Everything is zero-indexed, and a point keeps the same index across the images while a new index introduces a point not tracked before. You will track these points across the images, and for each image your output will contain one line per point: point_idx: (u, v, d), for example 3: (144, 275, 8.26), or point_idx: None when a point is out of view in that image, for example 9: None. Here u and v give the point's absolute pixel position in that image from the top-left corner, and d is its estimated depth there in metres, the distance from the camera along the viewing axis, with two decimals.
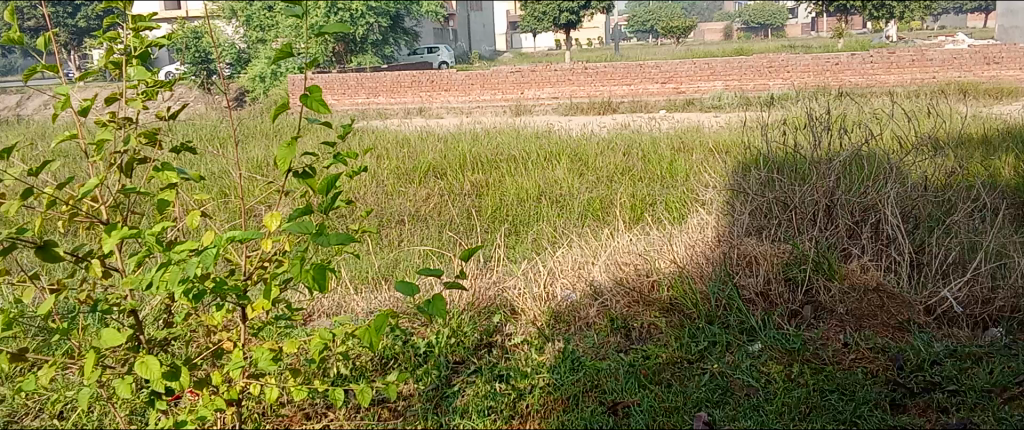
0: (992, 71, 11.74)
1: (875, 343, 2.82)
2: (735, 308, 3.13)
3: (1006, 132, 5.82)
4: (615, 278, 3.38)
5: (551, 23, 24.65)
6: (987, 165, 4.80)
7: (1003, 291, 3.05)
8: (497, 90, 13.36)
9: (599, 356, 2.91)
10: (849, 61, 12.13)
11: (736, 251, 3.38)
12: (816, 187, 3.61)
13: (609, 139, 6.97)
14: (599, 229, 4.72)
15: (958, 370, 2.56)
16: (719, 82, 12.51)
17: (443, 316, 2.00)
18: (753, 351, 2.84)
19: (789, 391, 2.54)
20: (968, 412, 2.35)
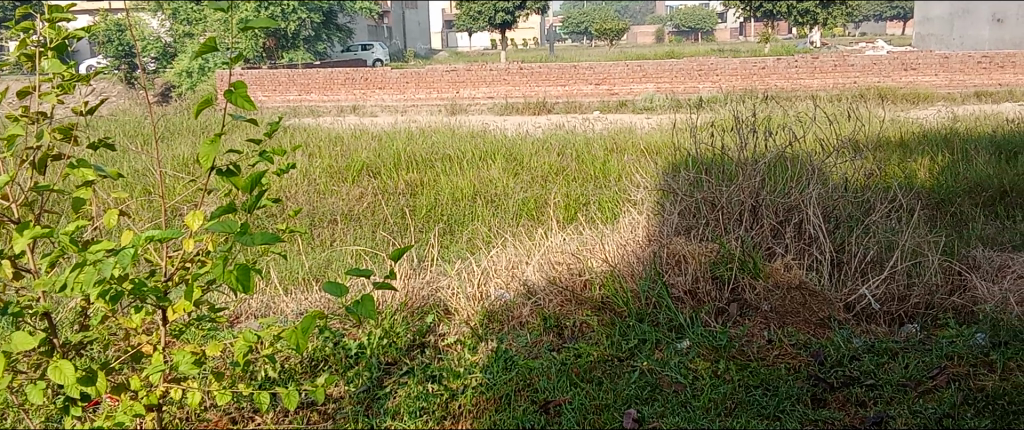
0: (910, 77, 12.20)
1: (797, 339, 2.91)
2: (664, 307, 3.19)
3: (921, 135, 6.08)
4: (547, 278, 3.40)
5: (485, 23, 24.61)
6: (904, 167, 5.00)
7: (917, 289, 3.18)
8: (432, 89, 13.23)
9: (531, 355, 2.92)
10: (775, 65, 12.67)
11: (666, 250, 3.45)
12: (742, 188, 3.70)
13: (544, 139, 7.01)
14: (533, 229, 4.74)
15: (875, 365, 2.66)
16: (651, 84, 12.73)
17: (372, 317, 2.02)
18: (681, 349, 2.90)
19: (715, 387, 2.60)
20: (884, 405, 2.44)
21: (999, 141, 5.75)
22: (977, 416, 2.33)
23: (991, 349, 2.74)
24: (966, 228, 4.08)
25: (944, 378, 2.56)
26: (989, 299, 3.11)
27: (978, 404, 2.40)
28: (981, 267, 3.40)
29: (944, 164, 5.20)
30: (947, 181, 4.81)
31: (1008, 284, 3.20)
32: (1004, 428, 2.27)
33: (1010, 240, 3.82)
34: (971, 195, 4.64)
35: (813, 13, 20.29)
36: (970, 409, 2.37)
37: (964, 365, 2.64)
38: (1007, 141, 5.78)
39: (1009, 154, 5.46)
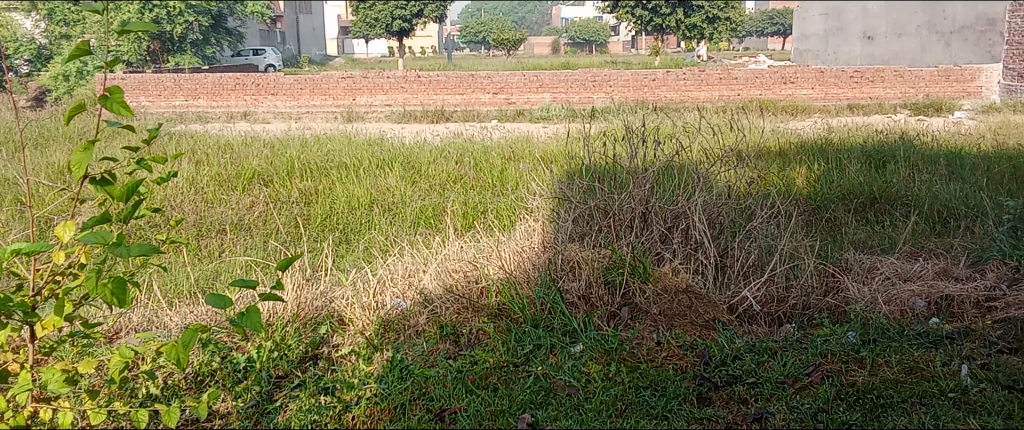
0: (789, 89, 12.91)
1: (684, 341, 3.01)
2: (558, 312, 3.25)
3: (799, 145, 6.44)
4: (444, 286, 3.40)
5: (383, 30, 24.38)
6: (784, 176, 5.29)
7: (795, 290, 3.35)
8: (328, 96, 12.99)
9: (427, 363, 2.91)
10: (665, 77, 12.90)
11: (561, 256, 3.52)
12: (633, 195, 3.82)
13: (442, 147, 7.01)
14: (430, 237, 4.73)
15: (756, 364, 2.79)
16: (548, 94, 12.93)
17: (257, 328, 2.14)
18: (575, 353, 2.95)
19: (606, 389, 2.66)
20: (764, 402, 2.55)
21: (870, 150, 6.15)
22: (848, 410, 2.47)
23: (861, 346, 2.92)
24: (840, 232, 4.33)
25: (818, 375, 2.71)
26: (859, 299, 3.30)
27: (849, 399, 2.54)
28: (852, 269, 3.61)
29: (820, 172, 5.53)
30: (823, 188, 5.10)
31: (876, 284, 3.42)
32: (873, 419, 2.42)
33: (879, 244, 4.09)
34: (845, 201, 4.93)
35: (700, 28, 21.38)
36: (842, 404, 2.51)
37: (836, 362, 2.80)
38: (876, 150, 6.19)
39: (878, 163, 5.84)
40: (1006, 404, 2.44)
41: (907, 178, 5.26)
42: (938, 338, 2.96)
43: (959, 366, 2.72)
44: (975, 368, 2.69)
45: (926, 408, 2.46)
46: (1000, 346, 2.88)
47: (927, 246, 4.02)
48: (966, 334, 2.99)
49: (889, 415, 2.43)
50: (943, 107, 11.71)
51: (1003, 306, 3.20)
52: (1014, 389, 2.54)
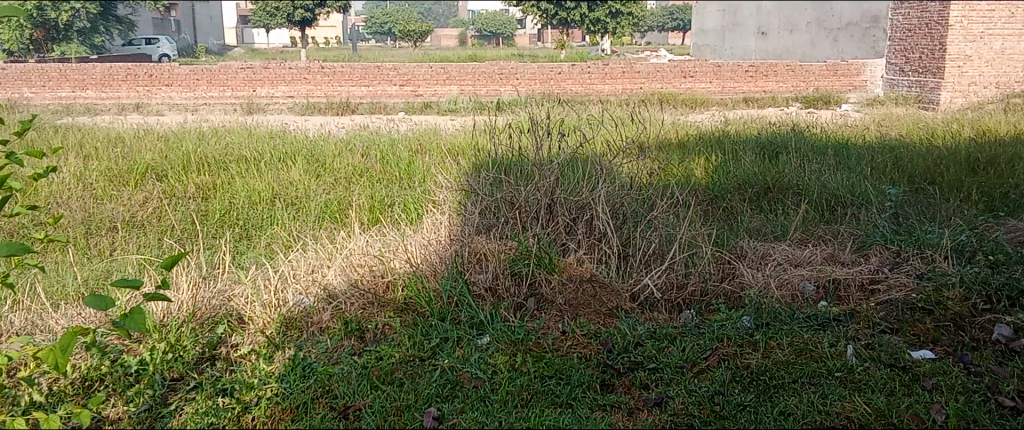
0: (688, 83, 13.31)
1: (588, 329, 3.06)
2: (465, 304, 3.25)
3: (698, 137, 6.65)
4: (349, 281, 3.36)
5: (284, 20, 23.73)
6: (684, 168, 5.45)
7: (693, 277, 3.46)
8: (226, 87, 12.55)
9: (331, 360, 2.85)
10: (570, 70, 13.01)
11: (467, 248, 3.53)
12: (538, 187, 3.87)
13: (347, 140, 6.88)
14: (334, 232, 4.64)
15: (657, 350, 2.86)
16: (455, 86, 12.88)
17: (139, 330, 2.12)
18: (481, 345, 2.96)
19: (512, 379, 2.68)
20: (664, 387, 2.63)
21: (764, 142, 6.39)
22: (743, 392, 2.57)
23: (755, 330, 3.03)
24: (737, 221, 4.48)
25: (715, 359, 2.80)
26: (753, 284, 3.43)
27: (744, 381, 2.64)
28: (747, 257, 3.76)
29: (718, 163, 5.71)
30: (721, 179, 5.28)
31: (769, 270, 3.57)
32: (766, 400, 2.52)
33: (772, 231, 4.26)
34: (741, 191, 5.12)
35: (603, 23, 21.78)
36: (738, 386, 2.60)
37: (732, 345, 2.90)
38: (770, 142, 6.44)
39: (772, 154, 6.08)
40: (887, 381, 2.58)
41: (798, 168, 5.49)
42: (826, 320, 3.11)
43: (845, 347, 2.86)
44: (859, 348, 2.83)
45: (815, 387, 2.58)
46: (883, 327, 3.05)
47: (817, 233, 4.22)
48: (852, 316, 3.15)
49: (781, 395, 2.54)
50: (831, 100, 12.37)
51: (886, 288, 3.38)
52: (895, 366, 2.69)
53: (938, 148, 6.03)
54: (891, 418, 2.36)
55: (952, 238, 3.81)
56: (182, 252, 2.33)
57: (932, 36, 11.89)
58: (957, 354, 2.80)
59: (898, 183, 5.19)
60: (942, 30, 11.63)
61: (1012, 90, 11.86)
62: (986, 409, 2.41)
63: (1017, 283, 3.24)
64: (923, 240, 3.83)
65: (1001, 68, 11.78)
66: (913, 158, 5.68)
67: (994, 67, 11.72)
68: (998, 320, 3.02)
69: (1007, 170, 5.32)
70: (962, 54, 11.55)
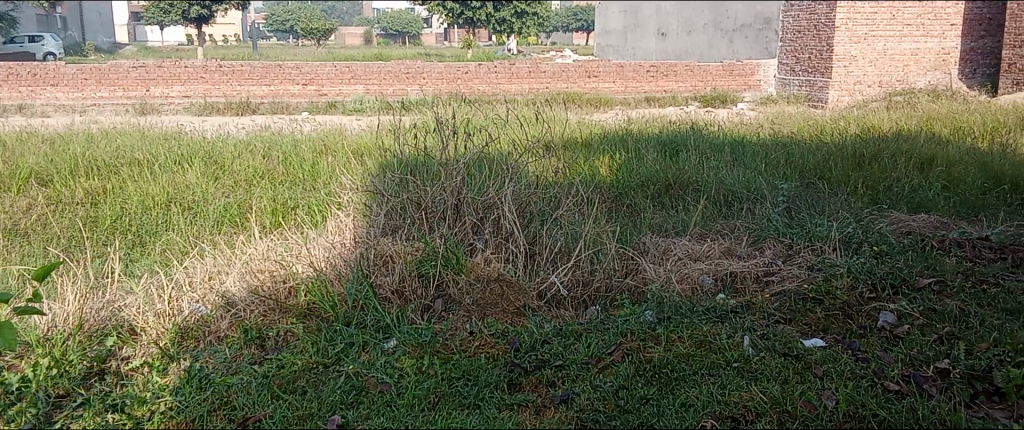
0: (593, 83, 13.51)
1: (496, 329, 3.05)
2: (370, 308, 3.19)
3: (603, 135, 6.77)
4: (249, 288, 3.26)
5: (179, 16, 22.80)
6: (589, 167, 5.54)
7: (599, 273, 3.52)
8: (117, 87, 11.92)
9: (230, 370, 2.75)
10: (477, 70, 13.07)
11: (373, 251, 3.49)
12: (444, 188, 3.85)
13: (247, 141, 6.67)
14: (233, 237, 4.48)
15: (563, 347, 2.89)
16: (360, 86, 12.68)
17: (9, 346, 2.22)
18: (387, 349, 2.91)
19: (419, 382, 2.65)
20: (570, 383, 2.65)
21: (664, 140, 6.57)
22: (646, 385, 2.62)
23: (658, 324, 3.10)
24: (640, 217, 4.58)
25: (619, 353, 2.85)
26: (655, 279, 3.52)
27: (647, 374, 2.69)
28: (649, 253, 3.85)
29: (622, 161, 5.83)
30: (625, 176, 5.39)
31: (670, 265, 3.66)
32: (668, 393, 2.58)
33: (673, 227, 4.38)
34: (643, 187, 5.22)
35: (510, 23, 21.90)
36: (641, 379, 2.65)
37: (636, 340, 2.95)
38: (671, 139, 6.61)
39: (672, 152, 6.24)
40: (782, 370, 2.69)
41: (697, 165, 5.65)
42: (724, 312, 3.21)
43: (742, 337, 2.96)
44: (755, 338, 2.94)
45: (714, 378, 2.65)
46: (777, 318, 3.17)
47: (716, 227, 4.36)
48: (748, 307, 3.26)
49: (682, 387, 2.60)
50: (728, 100, 12.85)
51: (779, 279, 3.52)
52: (788, 355, 2.80)
53: (827, 145, 6.33)
54: (785, 405, 2.45)
55: (840, 230, 4.01)
56: (52, 266, 2.42)
57: (820, 37, 12.48)
58: (846, 341, 2.93)
59: (791, 177, 5.42)
60: (829, 31, 12.22)
61: (894, 88, 12.49)
62: (873, 394, 2.53)
63: (899, 272, 3.43)
64: (814, 232, 4.01)
65: (885, 68, 12.45)
66: (804, 154, 5.94)
67: (878, 67, 12.39)
68: (882, 307, 3.18)
69: (889, 164, 5.63)
70: (847, 55, 12.20)
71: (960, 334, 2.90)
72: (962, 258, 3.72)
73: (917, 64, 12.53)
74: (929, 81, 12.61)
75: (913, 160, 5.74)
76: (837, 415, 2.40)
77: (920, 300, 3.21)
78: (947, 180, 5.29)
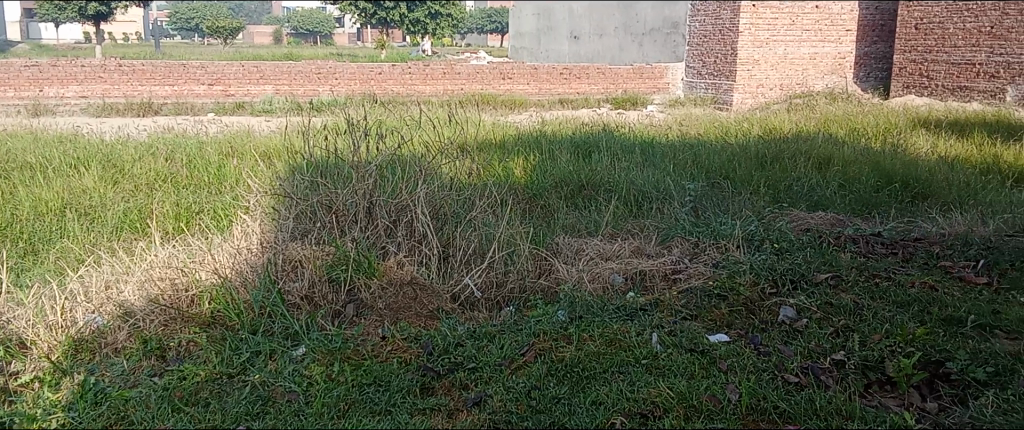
0: (507, 85, 13.58)
1: (409, 333, 3.02)
2: (278, 315, 3.11)
3: (517, 137, 6.81)
4: (148, 297, 3.14)
5: (75, 13, 21.67)
6: (503, 169, 5.56)
7: (512, 275, 3.53)
8: (7, 87, 11.23)
9: (128, 383, 2.64)
10: (390, 71, 12.94)
11: (281, 256, 3.41)
12: (355, 190, 3.79)
13: (149, 144, 6.40)
14: (133, 244, 4.29)
15: (475, 349, 2.89)
16: (270, 86, 12.37)
17: None
18: (295, 357, 2.84)
19: (328, 390, 2.60)
20: (484, 385, 2.65)
21: (577, 141, 6.65)
22: (558, 384, 2.64)
23: (570, 323, 3.14)
24: (553, 218, 4.62)
25: (532, 354, 2.86)
26: (568, 279, 3.56)
27: (559, 374, 2.71)
28: (562, 253, 3.89)
29: (536, 162, 5.87)
30: (538, 177, 5.43)
31: (582, 265, 3.71)
32: (579, 391, 2.60)
33: (585, 227, 4.44)
34: (557, 188, 5.26)
35: (423, 23, 21.73)
36: (553, 379, 2.67)
37: (548, 340, 2.97)
38: (583, 141, 6.70)
39: (584, 153, 6.33)
40: (689, 365, 2.75)
41: (608, 166, 5.74)
42: (634, 310, 3.28)
43: (651, 334, 3.02)
44: (663, 335, 3.00)
45: (624, 376, 2.70)
46: (684, 314, 3.25)
47: (626, 227, 4.44)
48: (657, 305, 3.33)
49: (593, 385, 2.63)
50: (638, 102, 13.13)
51: (686, 277, 3.61)
52: (695, 351, 2.88)
53: (732, 146, 6.54)
54: (692, 400, 2.51)
55: (743, 228, 4.15)
56: None
57: (725, 42, 12.90)
58: (749, 336, 3.03)
59: (698, 177, 5.58)
60: (733, 36, 12.64)
61: (794, 91, 13.03)
62: (774, 385, 2.62)
63: (799, 268, 3.57)
64: (719, 231, 4.14)
65: (786, 72, 12.96)
66: (710, 155, 6.13)
67: (778, 70, 12.90)
68: (782, 302, 3.30)
69: (789, 164, 5.86)
70: (750, 59, 12.65)
71: (854, 325, 3.04)
72: (857, 253, 3.90)
73: (815, 68, 13.11)
74: (826, 84, 13.20)
75: (812, 160, 5.99)
76: (741, 408, 2.48)
77: (818, 294, 3.35)
78: (843, 179, 5.55)
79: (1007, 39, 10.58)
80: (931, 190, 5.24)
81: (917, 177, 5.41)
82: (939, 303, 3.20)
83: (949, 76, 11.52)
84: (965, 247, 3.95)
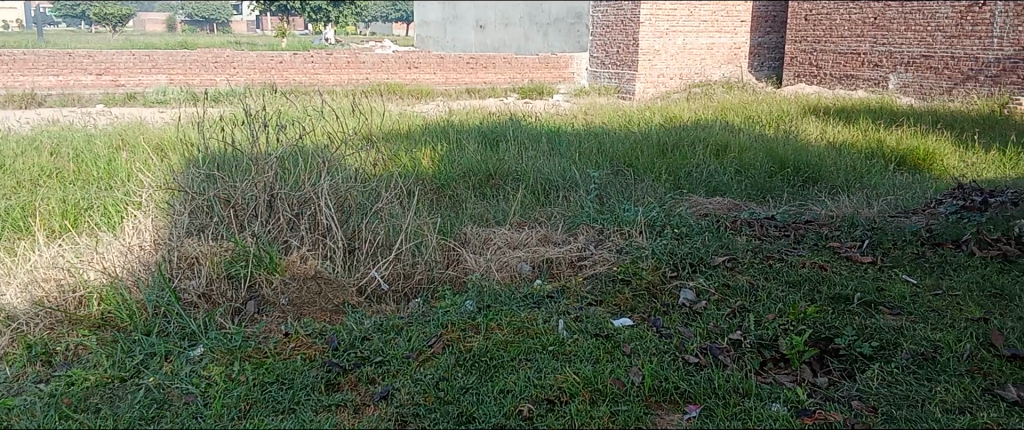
0: (413, 74, 13.46)
1: (313, 329, 2.96)
2: (173, 314, 3.00)
3: (423, 127, 6.76)
4: (32, 300, 2.98)
5: None
6: (408, 159, 5.51)
7: (420, 266, 3.51)
8: None
9: (10, 392, 2.49)
10: (292, 59, 12.59)
11: (176, 253, 3.29)
12: (255, 183, 3.68)
13: (32, 137, 6.04)
14: (16, 243, 4.05)
15: (382, 343, 2.85)
16: (163, 75, 11.86)
17: None
18: (192, 357, 2.74)
19: (229, 390, 2.52)
20: (390, 379, 2.62)
21: (484, 131, 6.65)
22: (465, 374, 2.64)
23: (477, 313, 3.14)
24: (461, 208, 4.61)
25: (440, 345, 2.85)
26: (476, 269, 3.56)
27: (467, 364, 2.71)
28: (469, 243, 3.89)
29: (443, 152, 5.84)
30: (445, 167, 5.40)
31: (490, 254, 3.72)
32: (487, 380, 2.61)
33: (493, 217, 4.45)
34: (464, 178, 5.24)
35: (325, 11, 21.20)
36: (461, 369, 2.67)
37: (455, 330, 2.97)
38: (490, 130, 6.71)
39: (492, 142, 6.34)
40: (594, 349, 2.80)
41: (516, 155, 5.76)
42: (541, 297, 3.31)
43: (557, 321, 3.06)
44: (569, 321, 3.04)
45: (532, 363, 2.72)
46: (589, 300, 3.30)
47: (533, 216, 4.47)
48: (563, 292, 3.38)
49: (501, 374, 2.64)
50: (544, 91, 13.26)
51: (591, 263, 3.67)
52: (600, 335, 2.93)
53: (634, 134, 6.69)
54: (597, 384, 2.55)
55: (645, 215, 4.25)
56: None
57: (627, 32, 13.16)
58: (651, 319, 3.11)
59: (602, 166, 5.66)
60: (634, 26, 12.92)
61: (693, 81, 13.42)
62: (675, 367, 2.69)
63: (697, 252, 3.69)
64: (622, 218, 4.23)
65: (685, 62, 13.33)
66: (613, 143, 6.24)
67: (678, 60, 13.26)
68: (683, 285, 3.40)
69: (689, 152, 6.03)
70: (651, 49, 12.96)
71: (750, 306, 3.16)
72: (752, 236, 4.05)
73: (713, 58, 13.54)
74: (723, 74, 13.65)
75: (710, 147, 6.18)
76: (643, 390, 2.54)
77: (716, 276, 3.46)
78: (739, 165, 5.74)
79: (890, 29, 11.20)
80: (821, 175, 5.49)
81: (807, 162, 5.66)
82: (829, 282, 3.36)
83: (836, 65, 12.10)
84: (852, 228, 4.16)
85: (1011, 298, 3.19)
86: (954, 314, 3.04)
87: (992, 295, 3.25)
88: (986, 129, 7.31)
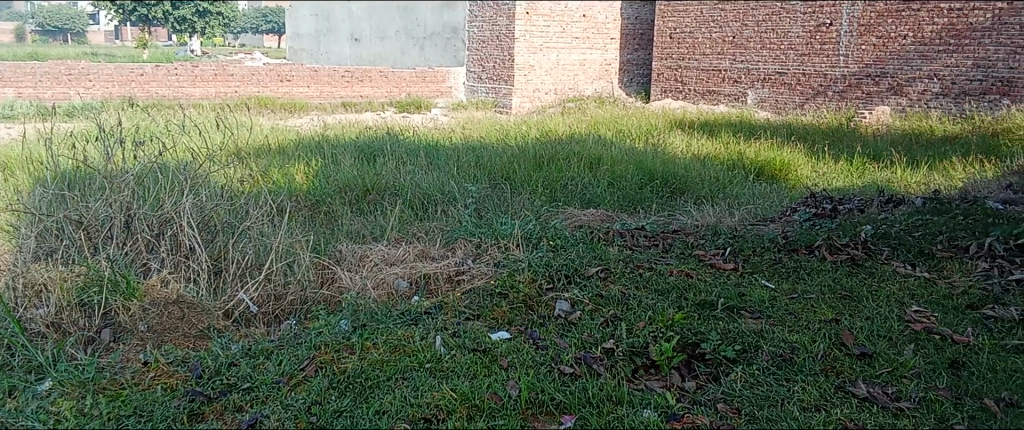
0: (286, 87, 13.16)
1: (174, 356, 2.81)
2: (18, 347, 2.79)
3: (296, 141, 6.59)
4: None
5: None
6: (281, 175, 5.34)
7: (292, 287, 3.39)
8: None
9: None
10: (153, 72, 12.01)
11: (21, 281, 3.09)
12: (109, 202, 3.45)
13: None
14: None
15: (251, 368, 2.74)
16: (10, 90, 10.31)
17: None
18: (40, 392, 2.54)
19: (80, 426, 2.35)
20: (259, 405, 2.51)
21: (361, 146, 6.53)
22: (339, 397, 2.56)
23: (352, 333, 3.06)
24: (336, 225, 4.51)
25: (312, 368, 2.76)
26: (351, 287, 3.49)
27: (341, 386, 2.64)
28: (344, 261, 3.81)
29: (317, 167, 5.69)
30: (320, 183, 5.26)
31: (365, 272, 3.66)
32: (362, 402, 2.55)
33: (369, 233, 4.37)
34: (340, 194, 5.12)
35: (190, 21, 20.13)
36: (335, 392, 2.60)
37: (329, 351, 2.88)
38: (367, 145, 6.59)
39: (369, 157, 6.23)
40: (471, 364, 2.80)
41: (393, 169, 5.69)
42: (417, 314, 3.27)
43: (434, 337, 3.03)
44: (446, 337, 3.02)
45: (408, 381, 2.68)
46: (467, 314, 3.30)
47: (411, 231, 4.43)
48: (440, 307, 3.36)
49: (376, 394, 2.59)
50: (422, 105, 13.22)
51: (469, 278, 3.66)
52: (477, 350, 2.93)
53: (511, 148, 6.76)
54: (473, 400, 2.55)
55: (521, 228, 4.30)
56: None
57: (502, 48, 13.34)
58: (528, 331, 3.14)
59: (480, 180, 5.69)
60: (509, 42, 13.10)
61: (567, 95, 13.77)
62: (551, 378, 2.72)
63: (572, 264, 3.77)
64: (499, 231, 4.26)
65: (559, 77, 13.65)
66: (490, 157, 6.27)
67: (552, 76, 13.56)
68: (558, 297, 3.45)
69: (564, 165, 6.14)
70: (526, 65, 13.20)
71: (622, 315, 3.24)
72: (624, 246, 4.17)
73: (585, 73, 13.93)
74: (595, 89, 14.07)
75: (584, 161, 6.31)
76: (520, 403, 2.56)
77: (589, 287, 3.54)
78: (612, 177, 5.90)
79: (748, 48, 11.84)
80: (688, 186, 5.72)
81: (675, 174, 5.88)
82: (695, 289, 3.50)
83: (700, 81, 12.71)
84: (716, 236, 4.37)
85: (859, 299, 3.43)
86: (809, 317, 3.24)
87: (842, 296, 3.47)
88: (835, 141, 7.84)
